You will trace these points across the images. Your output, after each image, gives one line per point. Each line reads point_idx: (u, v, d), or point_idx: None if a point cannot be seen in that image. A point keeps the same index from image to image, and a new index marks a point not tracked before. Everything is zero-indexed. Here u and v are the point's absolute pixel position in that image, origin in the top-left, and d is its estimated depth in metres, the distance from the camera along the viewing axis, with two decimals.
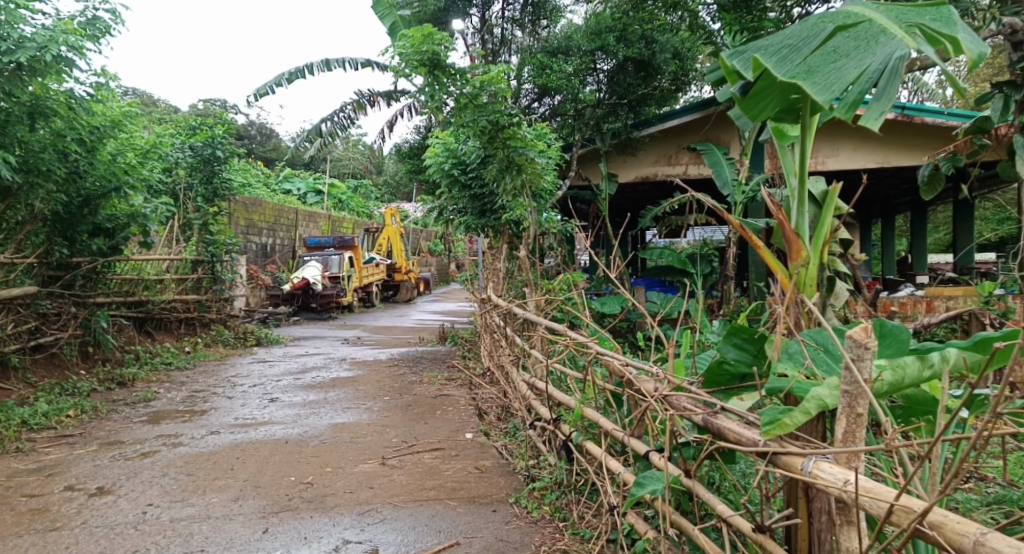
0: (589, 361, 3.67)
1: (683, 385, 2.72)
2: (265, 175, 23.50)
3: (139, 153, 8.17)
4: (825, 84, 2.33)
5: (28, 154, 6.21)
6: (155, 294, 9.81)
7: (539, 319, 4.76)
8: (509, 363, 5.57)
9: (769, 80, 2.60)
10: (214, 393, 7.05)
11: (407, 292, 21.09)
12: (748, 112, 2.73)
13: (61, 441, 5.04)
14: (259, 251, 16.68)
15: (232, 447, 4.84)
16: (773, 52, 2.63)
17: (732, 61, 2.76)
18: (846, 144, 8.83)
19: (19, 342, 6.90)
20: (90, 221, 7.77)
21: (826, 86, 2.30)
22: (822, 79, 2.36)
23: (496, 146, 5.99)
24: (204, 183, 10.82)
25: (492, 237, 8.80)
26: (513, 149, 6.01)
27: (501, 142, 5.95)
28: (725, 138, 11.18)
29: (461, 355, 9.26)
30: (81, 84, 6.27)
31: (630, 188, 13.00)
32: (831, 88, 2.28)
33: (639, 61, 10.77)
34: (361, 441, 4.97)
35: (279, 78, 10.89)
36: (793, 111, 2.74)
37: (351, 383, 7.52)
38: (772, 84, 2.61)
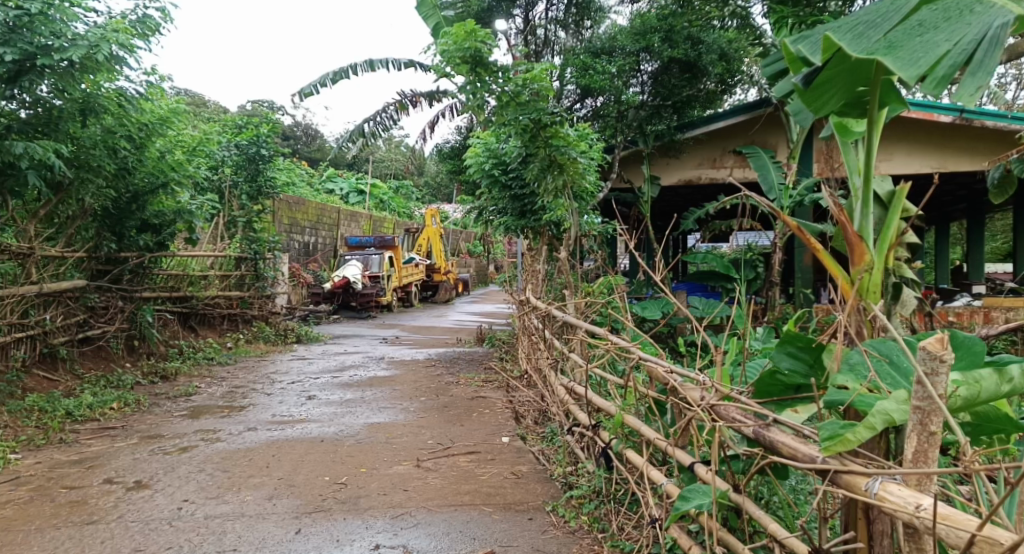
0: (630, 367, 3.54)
1: (732, 394, 2.57)
2: (309, 175, 23.82)
3: (186, 150, 8.28)
4: (911, 58, 2.14)
5: (79, 150, 6.31)
6: (199, 289, 9.97)
7: (578, 321, 4.65)
8: (547, 366, 5.47)
9: (839, 67, 2.38)
10: (254, 389, 7.09)
11: (446, 292, 21.13)
12: (811, 104, 2.49)
13: (103, 433, 5.11)
14: (301, 249, 16.88)
15: (268, 444, 4.83)
16: (848, 29, 2.49)
17: (797, 46, 2.66)
18: (902, 148, 8.52)
19: (67, 334, 7.05)
20: (138, 217, 7.90)
21: (912, 61, 2.11)
22: (907, 53, 2.17)
23: (538, 145, 5.89)
24: (249, 181, 10.96)
25: (532, 238, 8.71)
26: (555, 148, 5.90)
27: (544, 141, 5.84)
28: (773, 141, 10.98)
29: (499, 357, 9.18)
30: (132, 82, 6.36)
31: (672, 191, 12.78)
32: (919, 63, 2.09)
33: (684, 62, 10.59)
34: (397, 442, 4.91)
35: (323, 78, 10.98)
36: (860, 105, 2.54)
37: (389, 383, 7.50)
38: (842, 73, 2.39)
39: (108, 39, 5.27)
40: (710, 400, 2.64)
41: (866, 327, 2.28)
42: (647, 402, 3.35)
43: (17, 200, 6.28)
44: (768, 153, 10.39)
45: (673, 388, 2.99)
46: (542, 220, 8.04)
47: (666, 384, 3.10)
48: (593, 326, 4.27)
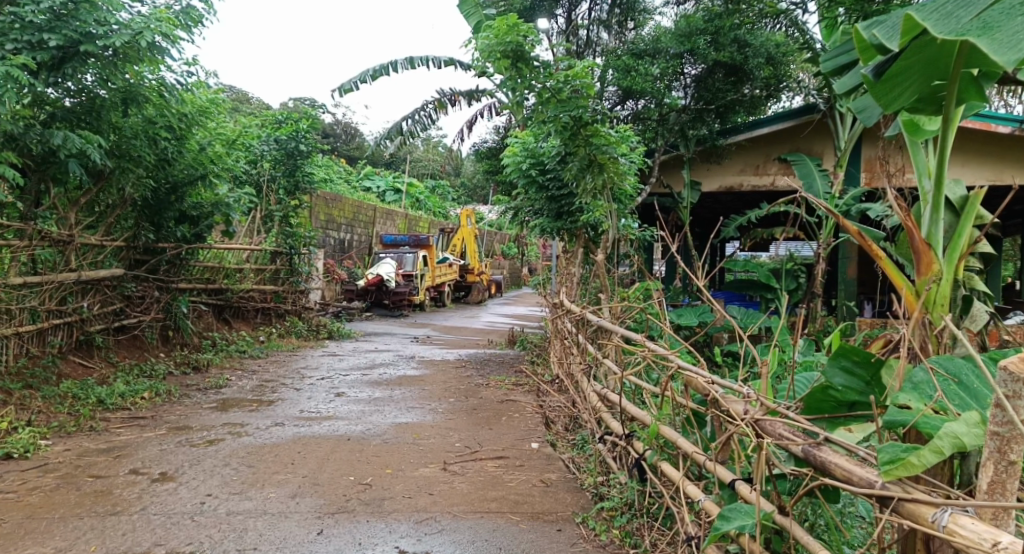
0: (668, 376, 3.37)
1: (779, 409, 2.40)
2: (347, 172, 24.00)
3: (226, 143, 8.34)
4: (1010, 41, 1.94)
5: (121, 139, 6.38)
6: (234, 282, 10.03)
7: (614, 327, 4.50)
8: (580, 372, 5.33)
9: (909, 60, 2.31)
10: (284, 384, 7.08)
11: (479, 293, 21.08)
12: (882, 98, 2.44)
13: (133, 422, 5.11)
14: (336, 246, 16.97)
15: (295, 440, 4.77)
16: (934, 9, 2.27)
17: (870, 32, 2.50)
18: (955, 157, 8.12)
19: (104, 322, 7.12)
20: (176, 209, 7.98)
21: (1011, 45, 1.92)
22: (1005, 36, 1.97)
23: (578, 144, 5.73)
24: (287, 176, 11.02)
25: (567, 240, 8.57)
26: (595, 147, 5.73)
27: (583, 140, 5.68)
28: (819, 149, 10.69)
29: (530, 360, 9.05)
30: (176, 74, 6.43)
31: (712, 197, 12.51)
32: (1019, 47, 1.90)
33: (730, 65, 10.33)
34: (424, 443, 4.81)
35: (363, 75, 11.01)
36: (934, 101, 2.43)
37: (418, 383, 7.42)
38: (913, 65, 2.32)
39: (151, 29, 5.30)
40: (755, 415, 2.47)
41: (931, 343, 2.12)
42: (686, 413, 3.19)
43: (59, 188, 6.35)
44: (814, 161, 10.20)
45: (714, 400, 2.82)
46: (579, 222, 7.89)
47: (706, 395, 2.93)
48: (628, 332, 4.11)
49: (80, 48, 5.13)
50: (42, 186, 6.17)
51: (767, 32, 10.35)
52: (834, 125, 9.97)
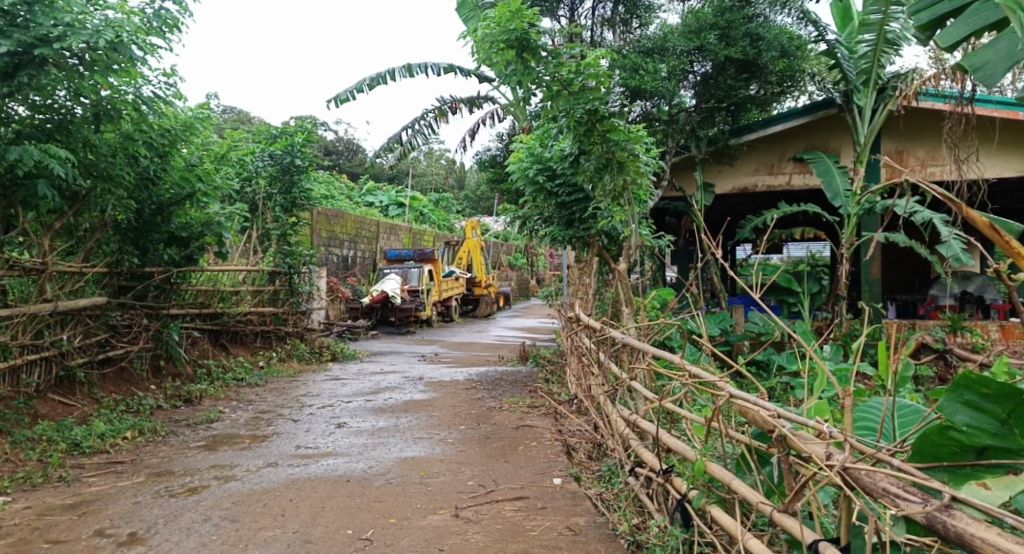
0: (718, 408, 2.79)
1: (880, 456, 1.86)
2: (349, 189, 23.60)
3: (215, 158, 7.92)
4: None
5: (96, 157, 5.96)
6: (230, 306, 9.53)
7: (643, 345, 3.93)
8: (603, 394, 4.81)
9: None
10: (281, 415, 6.56)
11: (487, 306, 20.53)
12: None
13: (109, 469, 4.60)
14: (339, 263, 16.50)
15: (287, 485, 4.24)
16: None
17: None
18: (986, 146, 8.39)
19: (87, 355, 6.63)
20: (163, 230, 7.54)
21: None
22: None
23: (593, 140, 5.20)
24: (284, 193, 10.56)
25: (580, 249, 8.06)
26: (613, 143, 5.21)
27: (600, 136, 5.16)
28: (836, 145, 10.29)
29: (545, 379, 8.50)
30: (156, 85, 5.99)
31: (726, 199, 12.01)
32: None
33: (741, 61, 9.80)
34: (433, 484, 4.27)
35: (360, 84, 10.60)
36: None
37: (426, 408, 6.88)
38: None
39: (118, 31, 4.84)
40: (843, 463, 1.92)
41: None
42: (738, 449, 2.64)
43: (31, 212, 5.89)
44: (831, 158, 9.81)
45: (783, 439, 2.26)
46: (592, 229, 7.37)
47: (770, 430, 2.37)
48: (659, 349, 3.59)
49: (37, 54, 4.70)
50: (12, 211, 5.70)
51: (780, 24, 9.80)
52: (851, 118, 9.55)
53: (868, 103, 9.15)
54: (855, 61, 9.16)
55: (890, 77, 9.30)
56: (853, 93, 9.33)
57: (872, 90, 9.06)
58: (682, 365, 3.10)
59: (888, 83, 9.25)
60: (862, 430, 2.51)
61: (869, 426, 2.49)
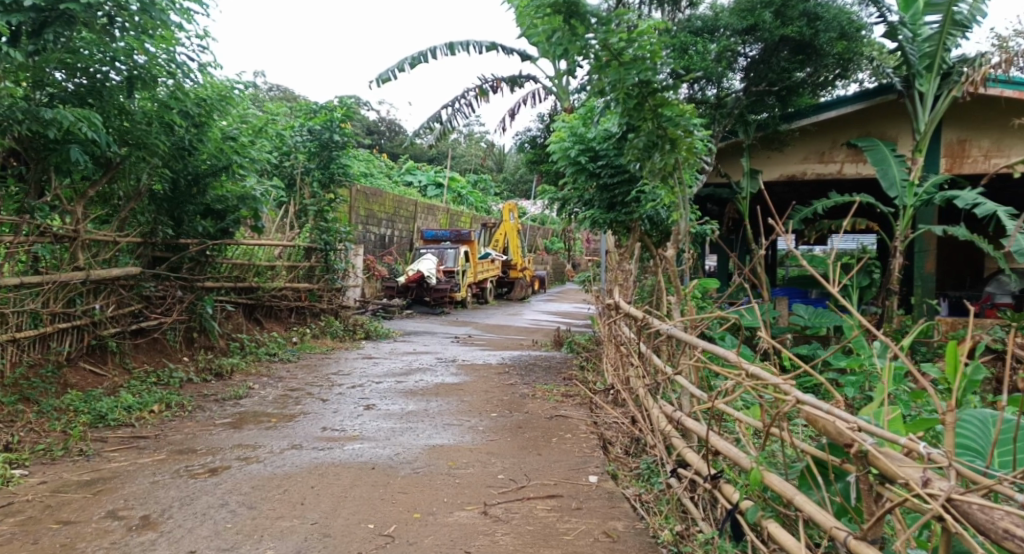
0: (782, 415, 2.48)
1: (999, 489, 1.60)
2: (388, 168, 23.48)
3: (252, 131, 7.78)
4: None
5: (131, 124, 5.84)
6: (265, 280, 9.45)
7: (693, 338, 3.62)
8: (643, 388, 4.55)
9: None
10: (309, 394, 6.42)
11: (523, 290, 20.27)
12: None
13: (132, 444, 4.49)
14: (377, 242, 16.41)
15: (309, 470, 4.07)
16: None
17: None
18: None
19: (119, 325, 6.55)
20: (198, 202, 7.46)
21: None
22: None
23: (643, 116, 4.87)
24: (321, 168, 10.46)
25: (622, 234, 7.74)
26: (666, 118, 4.87)
27: (651, 111, 4.83)
28: (893, 133, 9.78)
29: (581, 367, 8.23)
30: (189, 49, 5.85)
31: (774, 186, 11.52)
32: None
33: (797, 42, 9.24)
34: (461, 475, 4.05)
35: (401, 62, 10.38)
36: None
37: (458, 393, 6.67)
38: None
39: None
40: (950, 494, 1.66)
41: None
42: (803, 460, 2.36)
43: (64, 179, 5.80)
44: (889, 147, 9.28)
45: (867, 457, 1.99)
46: (635, 213, 7.06)
47: (847, 445, 2.08)
48: (708, 343, 3.28)
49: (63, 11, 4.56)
50: (45, 176, 5.65)
51: (839, 5, 9.24)
52: (912, 106, 9.03)
53: (930, 89, 8.68)
54: (917, 44, 8.63)
55: (956, 61, 8.72)
56: (915, 77, 8.80)
57: (935, 76, 8.55)
58: (736, 362, 2.80)
59: (953, 68, 8.67)
60: (960, 451, 2.22)
61: (969, 447, 2.20)
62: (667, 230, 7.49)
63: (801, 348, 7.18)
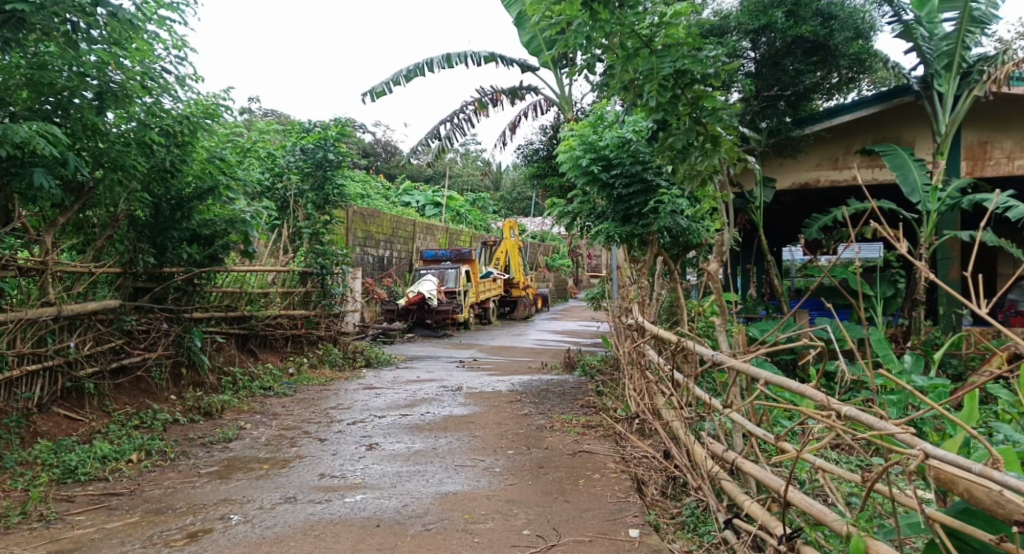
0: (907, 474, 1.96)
1: None
2: (384, 188, 23.04)
3: (239, 150, 7.28)
4: None
5: (106, 145, 5.34)
6: (258, 308, 8.89)
7: (752, 368, 3.05)
8: (680, 424, 4.00)
9: None
10: (307, 433, 5.86)
11: (526, 309, 19.71)
12: None
13: (102, 503, 3.94)
14: (375, 264, 15.88)
15: (304, 530, 3.52)
16: None
17: None
18: None
19: (98, 364, 6.02)
20: (183, 227, 6.93)
21: None
22: None
23: (680, 111, 4.42)
24: (316, 189, 9.96)
25: (638, 248, 7.22)
26: (703, 113, 4.40)
27: (688, 105, 4.38)
28: (910, 137, 9.34)
29: (598, 393, 7.66)
30: (167, 61, 5.39)
31: (789, 195, 11.04)
32: None
33: (811, 43, 8.74)
34: (479, 532, 3.51)
35: (396, 75, 9.95)
36: None
37: (468, 426, 6.11)
38: None
39: None
40: None
41: None
42: (940, 535, 1.83)
43: (32, 204, 5.29)
44: (907, 150, 8.75)
45: None
46: (652, 225, 6.56)
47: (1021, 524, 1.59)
48: (773, 375, 2.76)
49: (11, 10, 4.09)
50: (9, 203, 5.15)
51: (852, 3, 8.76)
52: (930, 107, 8.56)
53: (950, 89, 8.16)
54: (933, 43, 8.22)
55: (975, 59, 8.25)
56: (934, 77, 8.31)
57: (955, 74, 8.04)
58: (825, 401, 2.28)
59: (973, 66, 8.20)
60: None
61: None
62: (686, 242, 6.98)
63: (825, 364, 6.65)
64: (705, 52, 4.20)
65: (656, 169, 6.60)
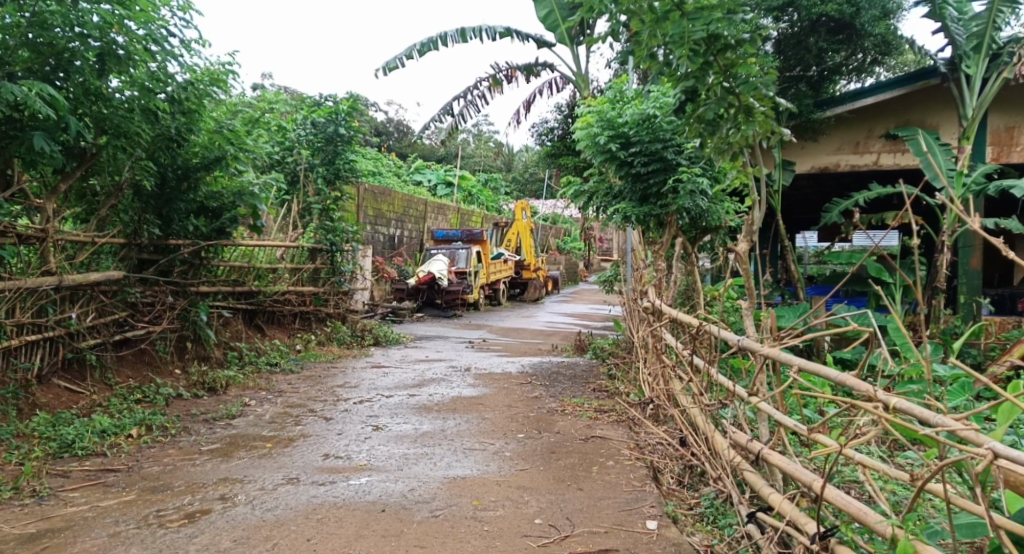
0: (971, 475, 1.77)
1: None
2: (396, 166, 22.82)
3: (249, 121, 7.09)
4: None
5: (110, 110, 5.15)
6: (266, 284, 8.76)
7: (784, 355, 2.84)
8: (701, 411, 3.80)
9: None
10: (312, 411, 5.72)
11: (536, 291, 19.53)
12: None
13: (98, 480, 3.82)
14: (386, 243, 15.73)
15: (307, 513, 3.37)
16: None
17: None
18: None
19: (101, 336, 5.90)
20: (190, 199, 6.74)
21: None
22: None
23: (711, 78, 4.20)
24: (326, 164, 9.74)
25: (655, 229, 7.00)
26: (735, 80, 4.18)
27: (720, 72, 4.15)
28: (933, 121, 9.03)
29: (611, 377, 7.48)
30: (173, 24, 5.18)
31: (809, 180, 10.74)
32: None
33: (838, 21, 8.41)
34: (489, 520, 3.35)
35: (409, 49, 9.72)
36: None
37: (477, 408, 5.94)
38: None
39: None
40: None
41: None
42: (1006, 543, 1.65)
43: (33, 171, 5.14)
44: (932, 135, 8.48)
45: None
46: (671, 205, 6.34)
47: None
48: (808, 361, 2.58)
49: None
50: (10, 169, 5.00)
51: None
52: (957, 90, 8.23)
53: (978, 72, 7.81)
54: (963, 23, 7.91)
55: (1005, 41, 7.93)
56: (962, 59, 7.97)
57: (984, 57, 7.71)
58: (871, 393, 2.11)
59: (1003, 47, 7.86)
60: None
61: None
62: (704, 225, 6.75)
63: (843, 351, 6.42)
64: (740, 16, 3.98)
65: (678, 148, 6.36)
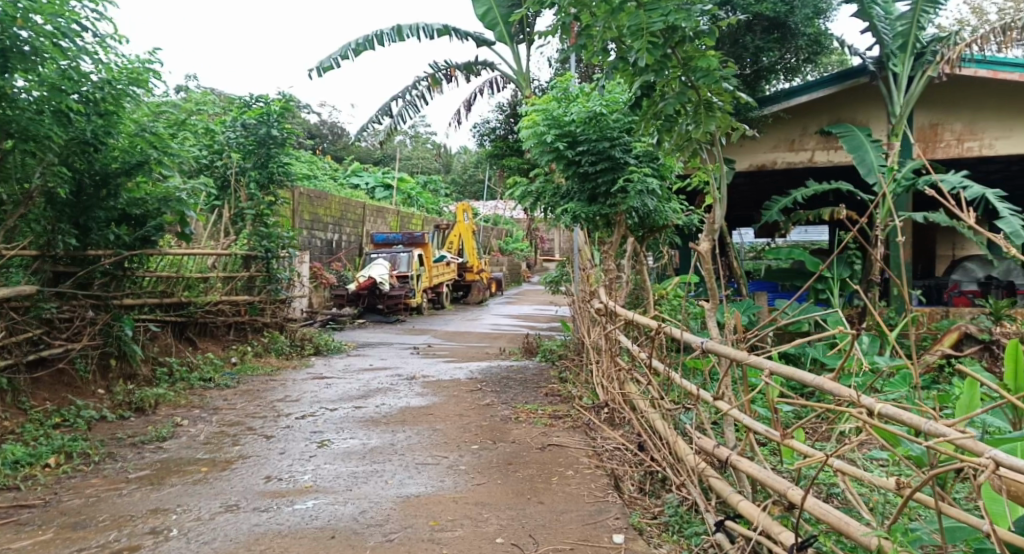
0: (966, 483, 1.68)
1: None
2: (332, 169, 22.25)
3: (173, 123, 6.65)
4: None
5: (15, 111, 4.71)
6: (197, 294, 8.29)
7: (753, 356, 2.73)
8: (662, 415, 3.68)
9: None
10: (250, 429, 5.38)
11: (479, 293, 19.31)
12: None
13: (9, 518, 3.44)
14: (323, 248, 15.25)
15: (248, 545, 3.09)
16: None
17: None
18: None
19: (11, 356, 5.41)
20: (110, 206, 6.28)
21: None
22: None
23: (670, 72, 4.10)
24: (259, 167, 9.29)
25: (603, 229, 6.90)
26: (693, 74, 4.08)
27: (680, 65, 4.05)
28: (864, 118, 9.25)
29: (562, 380, 7.35)
30: (85, 16, 4.77)
31: (749, 177, 10.89)
32: None
33: (772, 20, 8.52)
34: (448, 542, 3.14)
35: (344, 48, 9.39)
36: None
37: (427, 418, 5.71)
38: None
39: None
40: None
41: None
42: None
43: None
44: (864, 131, 8.67)
45: None
46: (620, 205, 6.25)
47: None
48: (779, 363, 2.47)
49: None
50: None
51: None
52: (885, 87, 8.39)
53: (904, 70, 8.09)
54: (889, 22, 8.10)
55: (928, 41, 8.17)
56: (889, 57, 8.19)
57: (909, 55, 7.97)
58: (855, 398, 2.00)
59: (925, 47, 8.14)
60: None
61: None
62: (652, 224, 6.69)
63: (791, 347, 6.45)
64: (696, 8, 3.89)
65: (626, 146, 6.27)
